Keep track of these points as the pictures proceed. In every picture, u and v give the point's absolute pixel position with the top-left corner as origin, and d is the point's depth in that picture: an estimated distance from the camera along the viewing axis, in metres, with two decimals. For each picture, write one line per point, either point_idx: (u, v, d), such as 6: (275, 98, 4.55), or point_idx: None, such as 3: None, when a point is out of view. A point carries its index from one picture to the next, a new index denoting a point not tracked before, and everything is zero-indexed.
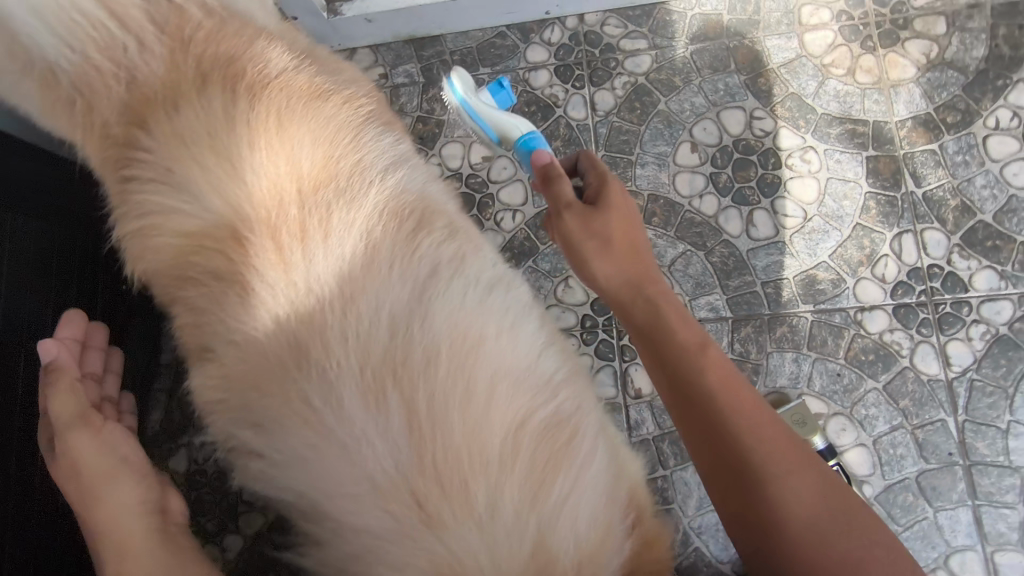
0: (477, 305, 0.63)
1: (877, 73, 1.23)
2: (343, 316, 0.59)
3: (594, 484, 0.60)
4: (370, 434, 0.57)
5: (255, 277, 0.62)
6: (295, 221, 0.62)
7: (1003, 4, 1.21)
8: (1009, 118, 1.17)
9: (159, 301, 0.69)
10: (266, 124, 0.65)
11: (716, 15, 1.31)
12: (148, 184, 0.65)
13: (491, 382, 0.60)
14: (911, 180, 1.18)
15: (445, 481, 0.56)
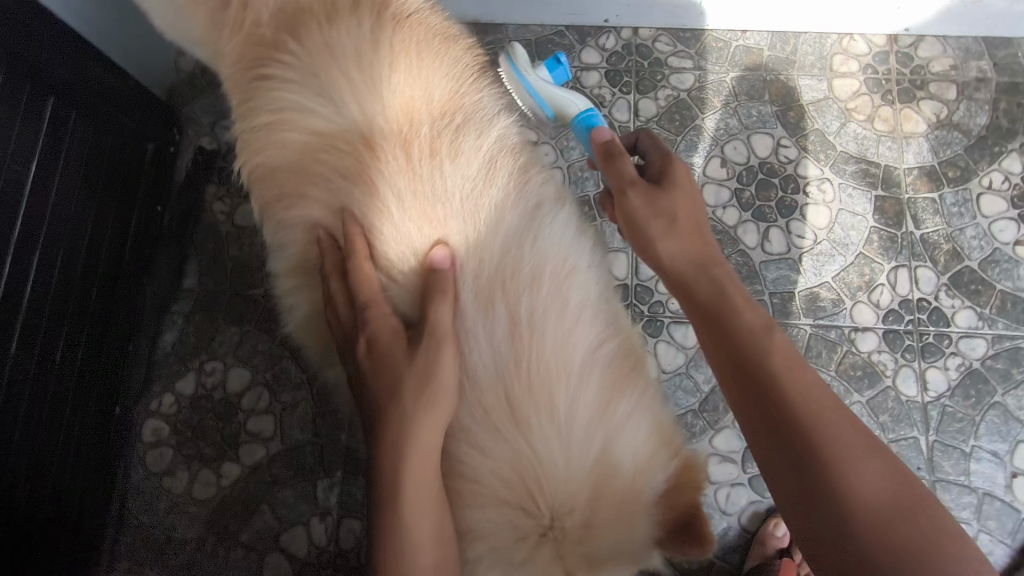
0: (572, 243, 0.79)
1: (892, 123, 1.37)
2: (465, 239, 0.75)
3: (647, 408, 0.76)
4: (481, 334, 0.73)
5: (382, 173, 0.76)
6: (425, 136, 0.77)
7: (1007, 83, 1.36)
8: (1001, 181, 1.32)
9: (278, 184, 0.82)
10: (407, 52, 0.80)
11: (757, 49, 1.43)
12: (294, 83, 0.79)
13: (580, 309, 0.75)
14: (911, 222, 1.32)
15: (535, 383, 0.72)
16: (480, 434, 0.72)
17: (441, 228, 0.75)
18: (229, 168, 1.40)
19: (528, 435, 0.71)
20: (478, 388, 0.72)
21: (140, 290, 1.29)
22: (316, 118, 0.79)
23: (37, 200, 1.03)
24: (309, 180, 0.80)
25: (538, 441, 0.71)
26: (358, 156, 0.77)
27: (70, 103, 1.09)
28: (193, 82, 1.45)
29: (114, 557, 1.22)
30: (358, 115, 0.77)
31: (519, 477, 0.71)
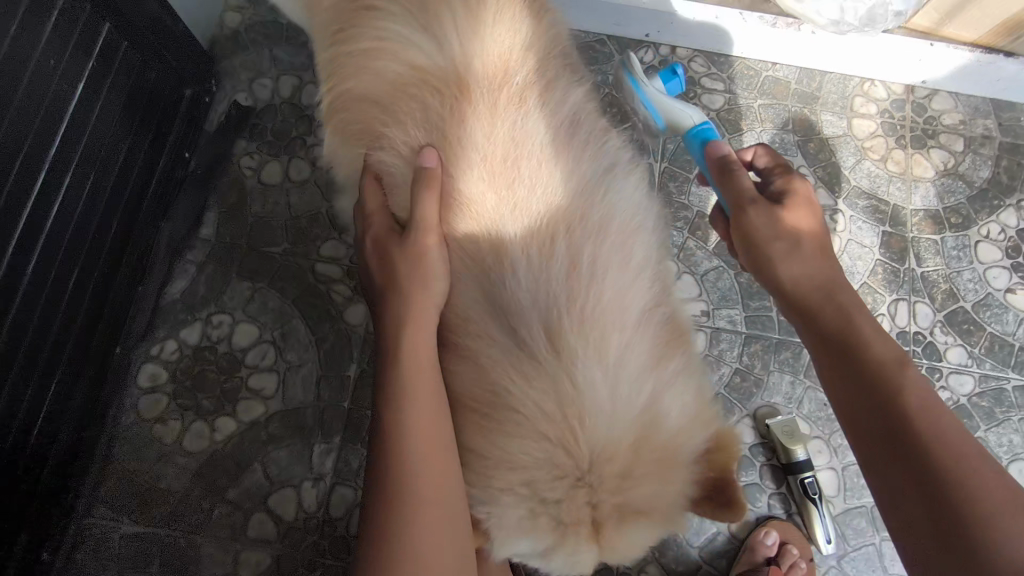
0: (635, 208, 0.82)
1: (903, 166, 1.45)
2: (538, 182, 0.78)
3: (691, 375, 0.78)
4: (537, 270, 0.75)
5: (467, 112, 0.79)
6: (515, 84, 0.81)
7: (1009, 142, 1.46)
8: (998, 232, 1.41)
9: (362, 110, 0.85)
10: (509, 9, 0.85)
11: (785, 81, 1.50)
12: (399, 20, 0.84)
13: (638, 269, 0.78)
14: (914, 259, 1.39)
15: (587, 325, 0.74)
16: (528, 367, 0.73)
17: (518, 167, 0.78)
18: (262, 125, 1.40)
19: (575, 370, 0.72)
20: (531, 322, 0.74)
21: (156, 232, 1.26)
22: (415, 50, 0.82)
23: (77, 121, 1.02)
24: (392, 110, 0.83)
25: (582, 376, 0.72)
26: (448, 95, 0.80)
27: (124, 31, 1.09)
28: (235, 37, 1.45)
29: (91, 501, 1.17)
30: (456, 55, 0.81)
31: (562, 411, 0.71)
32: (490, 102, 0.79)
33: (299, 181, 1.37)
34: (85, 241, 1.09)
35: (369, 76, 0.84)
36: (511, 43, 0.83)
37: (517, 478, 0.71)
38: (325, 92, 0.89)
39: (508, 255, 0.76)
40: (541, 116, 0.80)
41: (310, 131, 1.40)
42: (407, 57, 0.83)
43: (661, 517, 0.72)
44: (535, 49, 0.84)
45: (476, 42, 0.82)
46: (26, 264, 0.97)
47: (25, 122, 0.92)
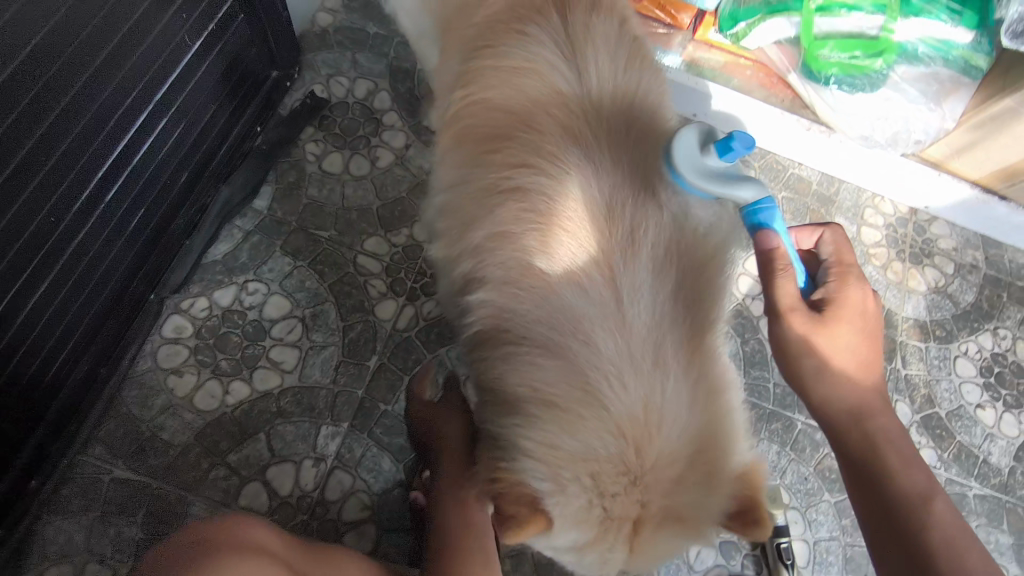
0: (727, 250, 0.86)
1: (900, 276, 1.60)
2: (653, 202, 0.81)
3: (740, 411, 0.81)
4: (646, 283, 0.77)
5: (592, 134, 0.84)
6: (641, 116, 0.87)
7: (993, 275, 1.62)
8: (975, 351, 1.55)
9: (497, 109, 0.89)
10: (640, 54, 0.92)
11: (808, 181, 1.65)
12: (548, 39, 0.90)
13: (720, 307, 0.82)
14: (900, 361, 1.51)
15: (681, 346, 0.76)
16: (620, 368, 0.74)
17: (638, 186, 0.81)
18: (332, 118, 1.49)
19: (666, 382, 0.74)
20: (632, 330, 0.75)
21: (214, 194, 1.32)
22: (553, 70, 0.88)
23: (186, 73, 1.11)
24: (527, 114, 0.87)
25: (671, 390, 0.73)
26: (581, 112, 0.85)
27: (244, 6, 1.20)
28: (324, 37, 1.56)
29: (89, 438, 1.16)
30: (594, 88, 0.87)
31: (644, 412, 0.72)
32: (618, 139, 0.84)
33: (357, 176, 1.44)
34: (156, 184, 1.16)
35: (508, 84, 0.90)
36: (638, 87, 0.90)
37: (582, 466, 0.71)
38: (460, 87, 0.94)
39: (617, 265, 0.77)
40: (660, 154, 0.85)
41: (375, 133, 1.49)
42: (550, 72, 0.88)
43: (697, 530, 0.72)
44: (654, 95, 0.91)
45: (609, 80, 0.88)
46: (107, 189, 1.03)
47: (148, 62, 1.01)
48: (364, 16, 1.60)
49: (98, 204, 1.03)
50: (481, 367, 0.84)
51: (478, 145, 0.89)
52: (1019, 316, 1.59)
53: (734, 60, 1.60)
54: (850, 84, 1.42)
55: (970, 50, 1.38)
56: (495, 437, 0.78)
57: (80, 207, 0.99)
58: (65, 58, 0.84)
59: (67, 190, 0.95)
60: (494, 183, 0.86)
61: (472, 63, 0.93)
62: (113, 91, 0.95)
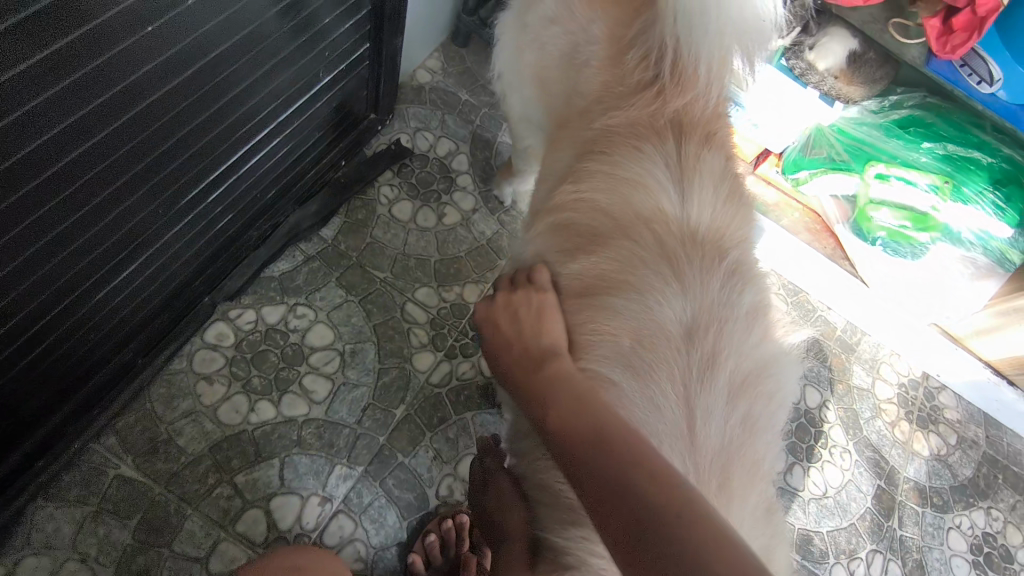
0: (794, 383, 0.88)
1: (907, 436, 1.65)
2: (739, 332, 0.83)
3: (785, 542, 0.82)
4: (721, 406, 0.78)
5: (694, 261, 0.85)
6: (738, 247, 0.89)
7: (991, 455, 1.69)
8: (967, 525, 1.58)
9: (592, 214, 0.90)
10: (740, 186, 0.95)
11: (834, 326, 1.71)
12: (657, 157, 0.91)
13: (777, 436, 0.84)
14: (897, 520, 1.54)
15: (746, 469, 0.77)
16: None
17: (730, 313, 0.83)
18: (411, 168, 1.55)
19: (731, 509, 0.74)
20: (703, 457, 0.74)
21: (288, 214, 1.36)
22: (659, 190, 0.89)
23: (308, 103, 1.19)
24: (623, 226, 0.88)
25: (735, 518, 0.73)
26: (683, 237, 0.87)
27: (371, 54, 1.30)
28: (419, 92, 1.66)
29: (103, 428, 1.12)
30: (697, 216, 0.88)
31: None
32: (714, 266, 0.85)
33: (422, 227, 1.49)
34: (248, 196, 1.20)
35: (607, 191, 0.91)
36: (731, 223, 0.91)
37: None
38: (560, 184, 0.96)
39: (694, 386, 0.77)
40: (750, 287, 0.87)
41: (447, 190, 1.55)
42: (654, 191, 0.89)
43: None
44: (746, 230, 0.92)
45: (710, 211, 0.89)
46: (211, 191, 1.07)
47: (282, 90, 1.08)
48: (458, 82, 1.71)
49: (201, 203, 1.06)
50: (541, 465, 0.85)
51: (576, 242, 0.90)
52: (1011, 500, 1.64)
53: (785, 201, 1.74)
54: (894, 249, 1.56)
55: (1007, 245, 1.49)
56: (558, 548, 0.79)
57: (187, 202, 1.02)
58: (234, 67, 0.91)
59: (186, 182, 0.99)
60: (588, 288, 0.85)
61: (580, 164, 0.95)
62: (255, 104, 1.02)
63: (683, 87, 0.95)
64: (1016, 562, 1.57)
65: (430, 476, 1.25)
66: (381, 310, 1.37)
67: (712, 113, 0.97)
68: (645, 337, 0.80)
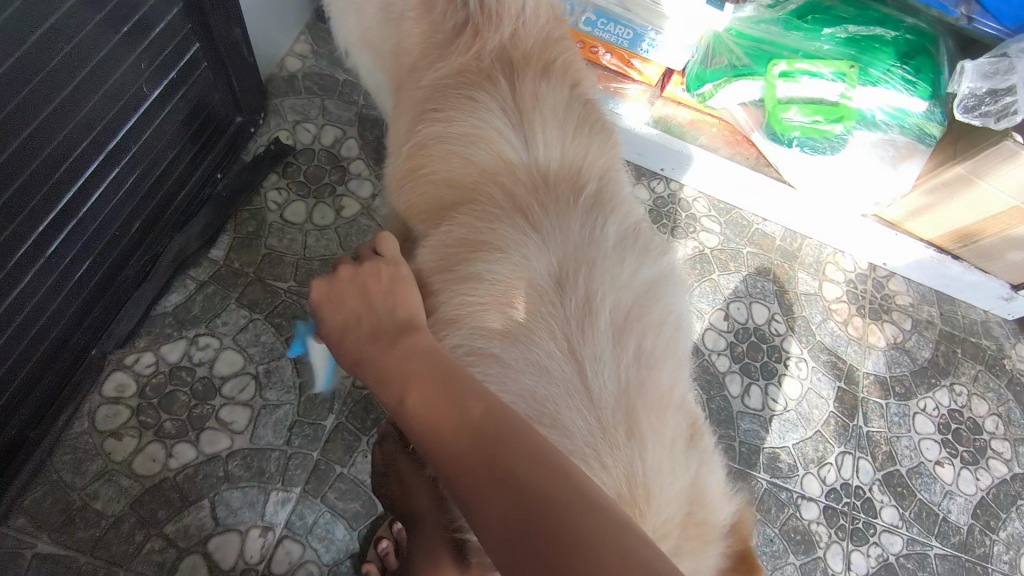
0: (688, 307, 0.78)
1: (861, 332, 1.62)
2: (614, 277, 0.70)
3: (721, 468, 0.73)
4: (609, 353, 0.66)
5: (545, 207, 0.73)
6: (592, 182, 0.77)
7: (948, 331, 1.67)
8: (931, 407, 1.57)
9: (431, 189, 0.78)
10: (586, 111, 0.83)
11: (772, 237, 1.67)
12: (494, 105, 0.79)
13: (683, 367, 0.73)
14: (862, 417, 1.52)
15: (654, 413, 0.65)
16: (596, 449, 0.62)
17: (598, 254, 0.71)
18: (296, 165, 1.45)
19: (645, 457, 0.63)
20: (601, 409, 0.63)
21: (169, 241, 1.27)
22: (497, 139, 0.77)
23: (143, 121, 1.07)
24: (471, 196, 0.75)
25: (652, 463, 0.63)
26: (534, 184, 0.74)
27: (207, 53, 1.19)
28: (291, 81, 1.54)
29: (10, 509, 1.05)
30: (548, 155, 0.76)
31: (630, 489, 0.61)
32: (567, 202, 0.73)
33: (320, 224, 1.40)
34: (107, 232, 1.10)
35: (453, 158, 0.78)
36: (586, 155, 0.79)
37: None
38: (399, 164, 0.83)
39: (576, 336, 0.66)
40: (615, 217, 0.75)
41: (341, 180, 1.46)
42: (494, 144, 0.77)
43: None
44: (605, 161, 0.81)
45: (560, 147, 0.77)
46: (50, 240, 0.96)
47: (104, 108, 0.96)
48: (331, 62, 1.59)
49: (44, 250, 0.96)
50: None
51: (436, 206, 0.77)
52: (972, 372, 1.64)
53: (701, 118, 1.65)
54: (812, 147, 1.47)
55: (923, 119, 1.42)
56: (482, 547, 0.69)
57: (24, 253, 0.92)
58: (16, 102, 0.79)
59: (14, 234, 0.88)
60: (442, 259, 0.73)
61: (418, 127, 0.82)
62: (70, 133, 0.91)
63: (497, 20, 0.85)
64: (984, 431, 1.57)
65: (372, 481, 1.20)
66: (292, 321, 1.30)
67: (546, 40, 0.86)
68: (513, 295, 0.69)
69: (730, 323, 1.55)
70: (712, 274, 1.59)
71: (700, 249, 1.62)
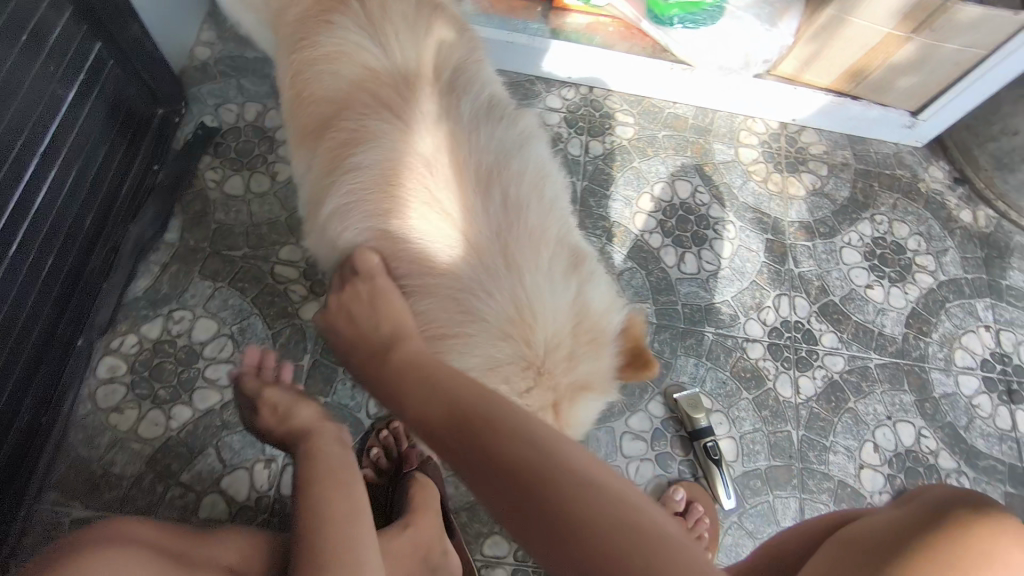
0: (552, 161, 0.91)
1: (781, 186, 1.73)
2: (472, 145, 0.82)
3: (606, 284, 0.88)
4: (477, 205, 0.79)
5: (410, 101, 0.84)
6: (447, 74, 0.87)
7: (863, 169, 1.79)
8: (856, 240, 1.70)
9: (314, 109, 0.88)
10: (437, 14, 0.93)
11: (684, 117, 1.78)
12: (353, 24, 0.88)
13: (554, 206, 0.85)
14: (792, 261, 1.65)
15: (525, 244, 0.79)
16: (480, 280, 0.77)
17: (455, 130, 0.83)
18: (226, 144, 1.55)
19: (522, 278, 0.78)
20: (478, 249, 0.78)
21: (124, 232, 1.35)
22: (359, 53, 0.87)
23: (65, 123, 1.16)
24: (347, 105, 0.86)
25: (531, 283, 0.78)
26: (399, 84, 0.85)
27: (111, 50, 1.27)
28: (205, 68, 1.62)
29: (43, 488, 1.19)
30: (402, 55, 0.87)
31: (517, 308, 0.76)
32: (425, 93, 0.85)
33: (259, 193, 1.51)
34: (61, 230, 1.19)
35: (326, 77, 0.88)
36: (441, 51, 0.89)
37: (494, 375, 0.75)
38: (287, 95, 0.93)
39: (445, 197, 0.79)
40: (469, 96, 0.87)
41: (270, 150, 1.56)
42: (358, 58, 0.87)
43: (603, 391, 0.81)
44: (460, 55, 0.91)
45: (412, 47, 0.87)
46: (11, 241, 1.06)
47: (25, 116, 1.05)
48: (238, 42, 1.67)
49: (8, 250, 1.06)
50: None
51: (320, 118, 0.88)
52: (891, 200, 1.76)
53: (593, 20, 1.71)
54: (693, 22, 1.60)
55: None
56: None
57: None
58: None
59: None
60: (331, 163, 0.85)
61: (294, 57, 0.91)
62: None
63: None
64: (908, 250, 1.71)
65: (355, 403, 1.34)
66: (253, 284, 1.41)
67: None
68: (390, 173, 0.81)
69: (656, 205, 1.66)
70: (634, 161, 1.70)
71: (618, 142, 1.72)
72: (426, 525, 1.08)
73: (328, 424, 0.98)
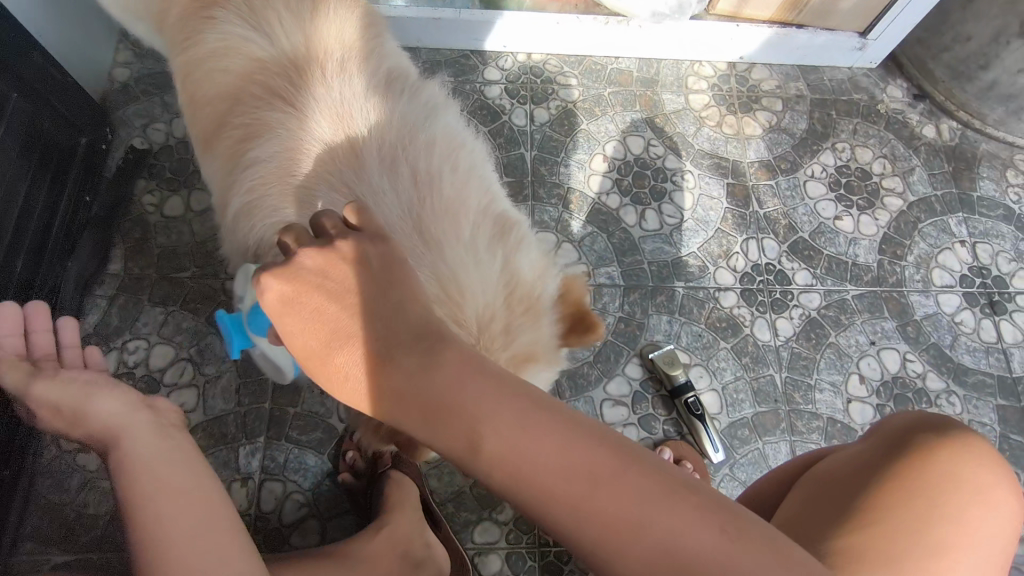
0: (464, 131, 0.88)
1: (736, 127, 1.68)
2: (374, 123, 0.79)
3: (537, 250, 0.84)
4: (386, 182, 0.75)
5: (304, 87, 0.80)
6: (338, 53, 0.83)
7: (819, 98, 1.73)
8: (819, 171, 1.66)
9: (207, 109, 0.84)
10: None
11: (628, 71, 1.72)
12: (233, 15, 0.83)
13: (470, 176, 0.82)
14: (757, 203, 1.61)
15: (441, 217, 0.75)
16: None
17: (354, 109, 0.79)
18: (159, 166, 1.51)
19: (440, 253, 0.74)
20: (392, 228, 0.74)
21: (63, 270, 1.28)
22: (243, 44, 0.82)
23: None
24: (239, 100, 0.81)
25: (452, 256, 0.74)
26: (289, 72, 0.80)
27: (11, 82, 1.16)
28: (126, 90, 1.56)
29: (17, 538, 1.15)
30: (289, 41, 0.82)
31: (441, 285, 0.72)
32: (318, 76, 0.80)
33: (200, 210, 1.47)
34: None
35: (213, 75, 0.83)
36: (331, 30, 0.84)
37: None
38: (180, 100, 0.89)
39: (351, 178, 0.75)
40: (366, 73, 0.83)
41: None
42: (243, 49, 0.82)
43: (547, 360, 0.77)
44: (353, 31, 0.86)
45: (299, 30, 0.83)
46: None
47: None
48: (157, 58, 1.61)
49: None
50: None
51: (215, 118, 0.83)
52: (851, 126, 1.71)
53: None
54: None
55: None
56: None
57: None
58: None
59: None
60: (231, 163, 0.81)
61: (180, 60, 0.87)
62: None
63: None
64: (874, 174, 1.66)
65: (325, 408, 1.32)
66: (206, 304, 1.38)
67: None
68: (290, 164, 0.77)
69: (610, 165, 1.62)
70: (583, 123, 1.65)
71: (564, 106, 1.66)
72: (404, 522, 1.06)
73: (136, 416, 0.77)
